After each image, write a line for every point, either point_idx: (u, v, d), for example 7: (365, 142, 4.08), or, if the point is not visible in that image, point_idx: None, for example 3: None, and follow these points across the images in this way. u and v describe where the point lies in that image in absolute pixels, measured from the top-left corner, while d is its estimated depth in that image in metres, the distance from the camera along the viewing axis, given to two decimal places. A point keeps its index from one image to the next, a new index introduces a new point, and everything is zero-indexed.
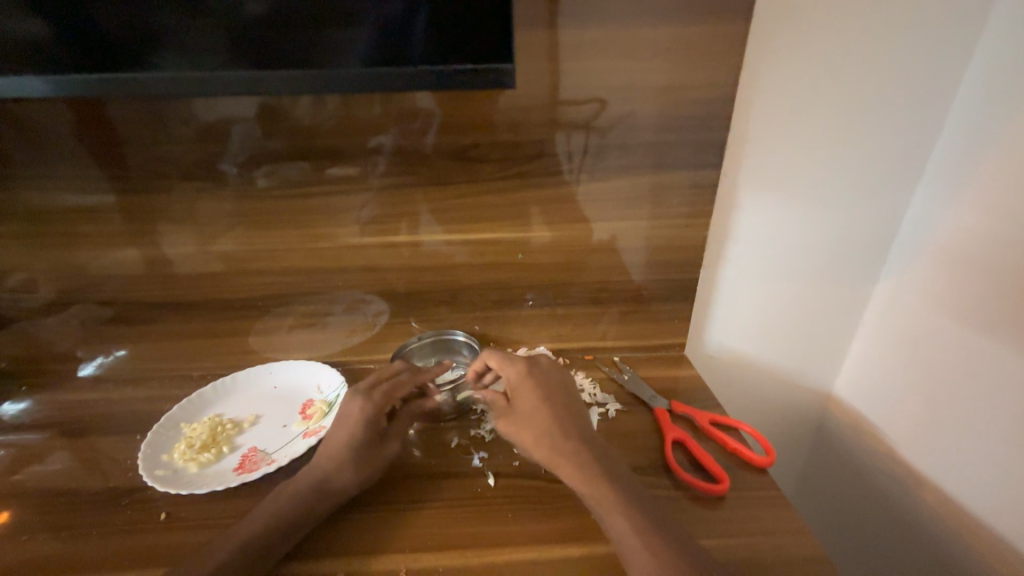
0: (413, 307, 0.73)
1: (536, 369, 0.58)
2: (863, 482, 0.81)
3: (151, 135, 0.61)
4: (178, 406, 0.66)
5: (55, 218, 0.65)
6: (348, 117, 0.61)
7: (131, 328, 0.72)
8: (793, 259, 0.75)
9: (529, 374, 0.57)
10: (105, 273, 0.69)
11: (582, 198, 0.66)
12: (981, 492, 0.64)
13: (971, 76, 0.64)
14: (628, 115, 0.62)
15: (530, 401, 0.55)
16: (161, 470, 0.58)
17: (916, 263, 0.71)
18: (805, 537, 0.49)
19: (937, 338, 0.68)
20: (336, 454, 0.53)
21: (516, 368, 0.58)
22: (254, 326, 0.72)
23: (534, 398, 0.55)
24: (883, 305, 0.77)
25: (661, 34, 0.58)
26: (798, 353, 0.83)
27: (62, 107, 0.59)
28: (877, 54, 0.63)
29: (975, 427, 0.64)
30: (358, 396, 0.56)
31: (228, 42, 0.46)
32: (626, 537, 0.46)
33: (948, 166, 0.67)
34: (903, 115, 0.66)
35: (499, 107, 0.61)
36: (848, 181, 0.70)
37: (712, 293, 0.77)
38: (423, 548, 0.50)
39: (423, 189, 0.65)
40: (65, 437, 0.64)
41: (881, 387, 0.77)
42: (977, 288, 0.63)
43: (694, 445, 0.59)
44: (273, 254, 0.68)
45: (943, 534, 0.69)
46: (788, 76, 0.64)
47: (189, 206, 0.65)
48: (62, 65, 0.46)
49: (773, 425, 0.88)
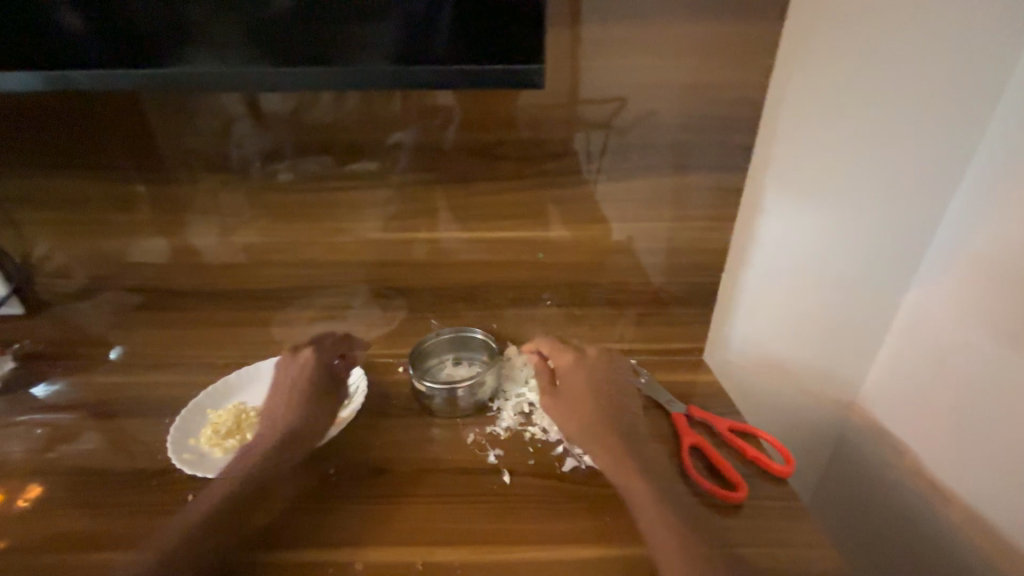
0: (429, 303, 0.73)
1: (586, 360, 0.64)
2: (882, 494, 0.79)
3: (181, 128, 0.62)
4: (203, 392, 0.68)
5: (91, 207, 0.68)
6: (370, 113, 0.61)
7: (159, 315, 0.74)
8: (818, 265, 0.72)
9: (581, 364, 0.63)
10: (136, 261, 0.71)
11: (602, 198, 0.66)
12: (1011, 512, 0.61)
13: (1020, 76, 0.60)
14: (652, 114, 0.61)
15: (580, 386, 0.61)
16: (188, 453, 0.60)
17: (950, 273, 0.68)
18: (821, 550, 0.49)
19: (969, 351, 0.66)
20: None
21: (567, 358, 0.64)
22: (275, 316, 0.74)
23: (583, 384, 0.61)
24: (911, 315, 0.74)
25: (689, 31, 0.57)
26: (819, 362, 0.80)
27: (98, 100, 0.61)
28: (917, 53, 0.60)
29: (1007, 445, 0.61)
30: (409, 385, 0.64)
31: (255, 38, 0.46)
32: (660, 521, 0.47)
33: (988, 172, 0.64)
34: (942, 117, 0.63)
35: (521, 104, 0.60)
36: (880, 186, 0.67)
37: (733, 297, 0.75)
38: (436, 542, 0.50)
39: (443, 186, 0.65)
40: (95, 418, 0.67)
41: (908, 400, 0.75)
42: (1015, 300, 0.60)
43: (711, 451, 0.58)
44: (296, 247, 0.70)
45: (966, 551, 0.67)
46: (821, 75, 0.61)
47: (216, 198, 0.67)
48: (97, 59, 0.47)
49: (791, 434, 0.86)
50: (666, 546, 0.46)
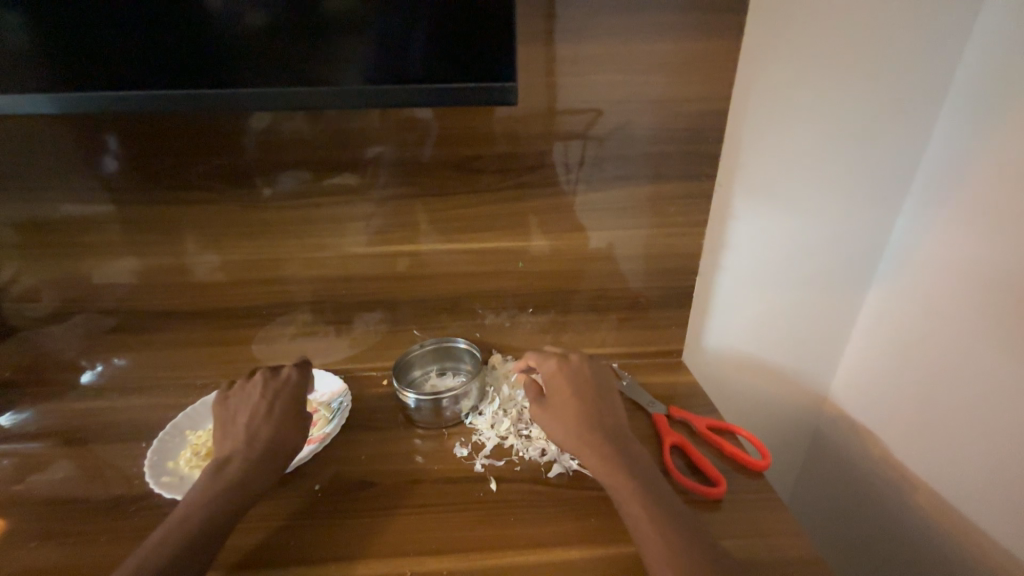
0: (413, 315, 0.74)
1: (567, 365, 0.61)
2: (858, 485, 0.82)
3: (154, 146, 0.62)
4: (183, 414, 0.66)
5: (59, 229, 0.66)
6: (349, 129, 0.62)
7: (134, 337, 0.73)
8: (786, 265, 0.76)
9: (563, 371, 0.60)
10: (109, 282, 0.69)
11: (580, 207, 0.68)
12: (974, 497, 0.65)
13: (959, 84, 0.65)
14: (625, 125, 0.63)
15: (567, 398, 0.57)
16: (167, 477, 0.58)
17: (908, 270, 0.72)
18: (801, 539, 0.50)
19: (930, 343, 0.69)
20: None
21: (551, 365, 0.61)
22: (256, 334, 0.73)
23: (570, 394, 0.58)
24: (874, 311, 0.78)
25: (656, 48, 0.60)
26: (791, 360, 0.84)
27: (66, 121, 0.60)
28: (867, 65, 0.64)
29: (968, 432, 0.65)
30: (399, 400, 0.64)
31: (231, 59, 0.47)
32: (651, 521, 0.47)
33: (936, 173, 0.69)
34: (891, 124, 0.68)
35: (497, 118, 0.62)
36: (840, 189, 0.71)
37: (709, 300, 0.78)
38: (425, 552, 0.50)
39: (424, 199, 0.67)
40: (67, 446, 0.64)
41: (876, 392, 0.78)
42: (969, 294, 0.64)
43: (692, 449, 0.59)
44: (276, 263, 0.69)
45: (936, 536, 0.70)
46: (781, 84, 0.65)
47: (193, 215, 0.66)
48: (65, 83, 0.47)
49: (769, 430, 0.89)
50: (654, 544, 0.46)
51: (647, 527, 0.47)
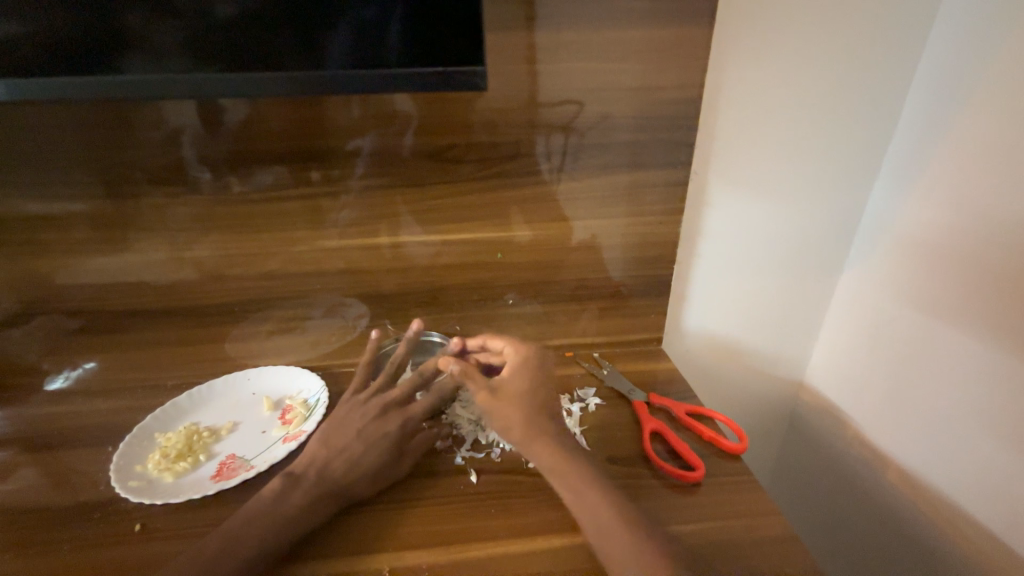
0: (392, 309, 0.72)
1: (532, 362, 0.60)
2: (835, 466, 0.84)
3: (116, 140, 0.60)
4: (152, 415, 0.65)
5: (17, 227, 0.63)
6: (321, 119, 0.60)
7: (102, 339, 0.70)
8: (761, 253, 0.77)
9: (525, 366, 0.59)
10: (72, 283, 0.67)
11: (561, 197, 0.67)
12: (944, 470, 0.67)
13: (922, 72, 0.67)
14: (604, 116, 0.63)
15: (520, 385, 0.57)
16: (135, 481, 0.56)
17: (877, 254, 0.74)
18: (778, 519, 0.51)
19: (899, 324, 0.71)
20: (331, 452, 0.54)
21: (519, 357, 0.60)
22: (231, 333, 0.71)
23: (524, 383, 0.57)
24: (846, 296, 0.80)
25: (634, 37, 0.60)
26: (768, 345, 0.85)
27: (22, 112, 0.58)
28: (837, 51, 0.65)
29: (936, 408, 0.67)
30: (359, 406, 0.58)
31: (193, 44, 0.45)
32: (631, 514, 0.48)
33: (903, 158, 0.70)
34: (861, 111, 0.69)
35: (475, 108, 0.61)
36: (812, 175, 0.72)
37: (687, 288, 0.79)
38: (406, 547, 0.50)
39: (400, 190, 0.65)
40: (31, 453, 0.62)
41: (849, 374, 0.80)
42: (932, 276, 0.66)
43: (671, 435, 0.60)
44: (251, 258, 0.67)
45: (908, 512, 0.72)
46: (755, 71, 0.65)
47: (160, 212, 0.64)
48: (14, 70, 0.45)
49: (748, 416, 0.91)
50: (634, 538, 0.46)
51: (621, 520, 0.47)
